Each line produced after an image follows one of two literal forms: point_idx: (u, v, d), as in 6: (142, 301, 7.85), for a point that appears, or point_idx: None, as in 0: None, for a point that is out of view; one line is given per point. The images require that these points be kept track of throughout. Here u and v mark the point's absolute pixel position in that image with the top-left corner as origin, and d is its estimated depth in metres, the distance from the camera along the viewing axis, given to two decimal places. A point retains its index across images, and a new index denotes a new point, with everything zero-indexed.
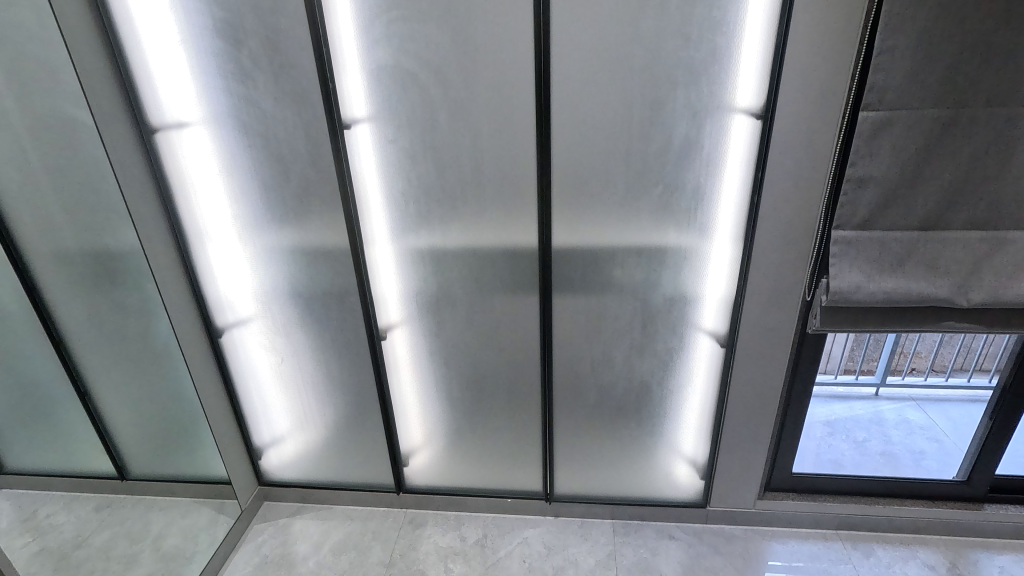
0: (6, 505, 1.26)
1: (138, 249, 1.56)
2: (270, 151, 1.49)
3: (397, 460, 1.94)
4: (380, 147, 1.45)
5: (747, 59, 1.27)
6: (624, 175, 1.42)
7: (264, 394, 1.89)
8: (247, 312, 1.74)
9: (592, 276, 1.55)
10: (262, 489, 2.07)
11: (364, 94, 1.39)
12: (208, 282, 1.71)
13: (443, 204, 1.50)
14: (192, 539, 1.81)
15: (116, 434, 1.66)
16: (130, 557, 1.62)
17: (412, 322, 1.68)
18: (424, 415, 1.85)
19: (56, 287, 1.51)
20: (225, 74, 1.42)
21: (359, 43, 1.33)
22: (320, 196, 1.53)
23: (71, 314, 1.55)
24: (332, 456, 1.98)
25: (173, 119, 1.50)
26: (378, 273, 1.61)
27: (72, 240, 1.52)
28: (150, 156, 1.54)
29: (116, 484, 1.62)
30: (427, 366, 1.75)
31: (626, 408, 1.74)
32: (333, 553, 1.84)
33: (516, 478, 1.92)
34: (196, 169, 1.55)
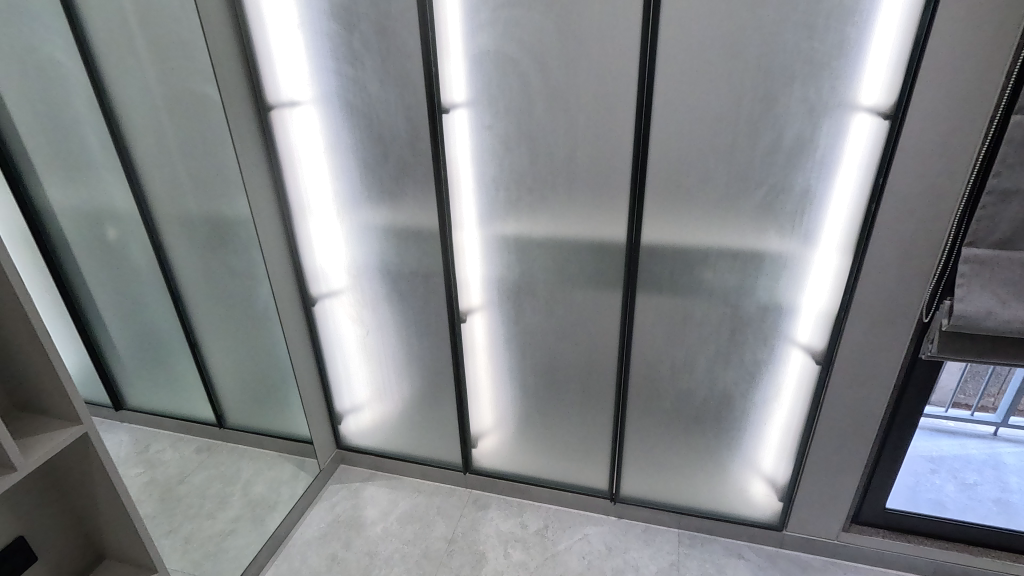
0: (125, 437, 1.44)
1: (248, 218, 1.68)
2: (372, 132, 1.55)
3: (467, 441, 1.98)
4: (475, 133, 1.46)
5: (879, 53, 1.15)
6: (725, 173, 1.34)
7: (348, 364, 1.99)
8: (339, 284, 1.83)
9: (681, 277, 1.49)
10: (339, 452, 2.19)
11: (465, 80, 1.41)
12: (307, 253, 1.82)
13: (532, 192, 1.49)
14: (275, 490, 1.96)
15: (218, 386, 1.81)
16: (222, 498, 1.76)
17: (492, 307, 1.69)
18: (496, 401, 1.87)
19: (178, 246, 1.66)
20: (336, 56, 1.48)
21: (463, 29, 1.35)
22: (415, 178, 1.57)
23: (189, 272, 1.70)
24: (405, 430, 2.05)
25: (286, 98, 1.60)
26: (463, 256, 1.64)
27: (194, 205, 1.67)
28: (265, 133, 1.66)
29: (215, 432, 1.78)
30: (502, 353, 1.76)
31: (704, 417, 1.67)
32: (399, 522, 1.92)
33: (582, 474, 1.90)
34: (304, 146, 1.65)
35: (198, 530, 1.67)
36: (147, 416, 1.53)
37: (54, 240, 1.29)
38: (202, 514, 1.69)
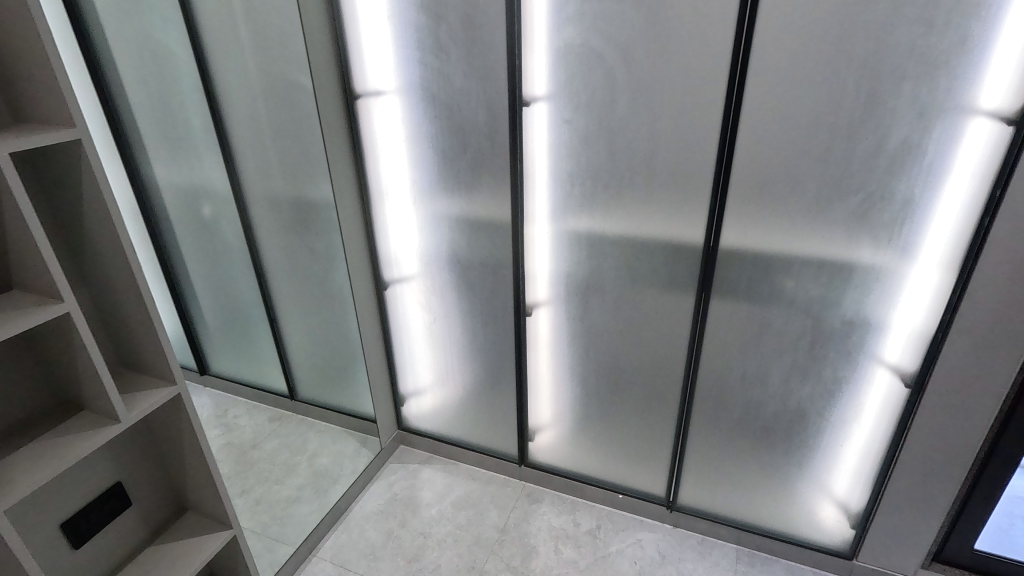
0: (206, 400, 1.63)
1: (331, 201, 1.75)
2: (452, 123, 1.58)
3: (524, 433, 1.99)
4: (554, 127, 1.45)
5: (1008, 51, 1.05)
6: (817, 178, 1.27)
7: (413, 349, 2.05)
8: (410, 270, 1.88)
9: (759, 284, 1.42)
10: (399, 433, 2.25)
11: (547, 73, 1.40)
12: (382, 239, 1.88)
13: (608, 188, 1.46)
14: (339, 462, 2.06)
15: (293, 360, 1.94)
16: (289, 466, 1.90)
17: (558, 302, 1.69)
18: (555, 396, 1.86)
19: (265, 226, 1.77)
20: (422, 48, 1.51)
21: (550, 21, 1.34)
22: (491, 169, 1.59)
23: (274, 251, 1.80)
24: (465, 417, 2.09)
25: (372, 88, 1.65)
26: (533, 250, 1.64)
27: (282, 187, 1.76)
28: (351, 120, 1.72)
29: (286, 403, 1.93)
30: (565, 349, 1.75)
31: (774, 433, 1.59)
32: (453, 506, 1.96)
33: (639, 478, 1.87)
34: (387, 135, 1.70)
35: (268, 493, 1.78)
36: (220, 380, 1.68)
37: (150, 206, 1.47)
38: (272, 479, 1.81)
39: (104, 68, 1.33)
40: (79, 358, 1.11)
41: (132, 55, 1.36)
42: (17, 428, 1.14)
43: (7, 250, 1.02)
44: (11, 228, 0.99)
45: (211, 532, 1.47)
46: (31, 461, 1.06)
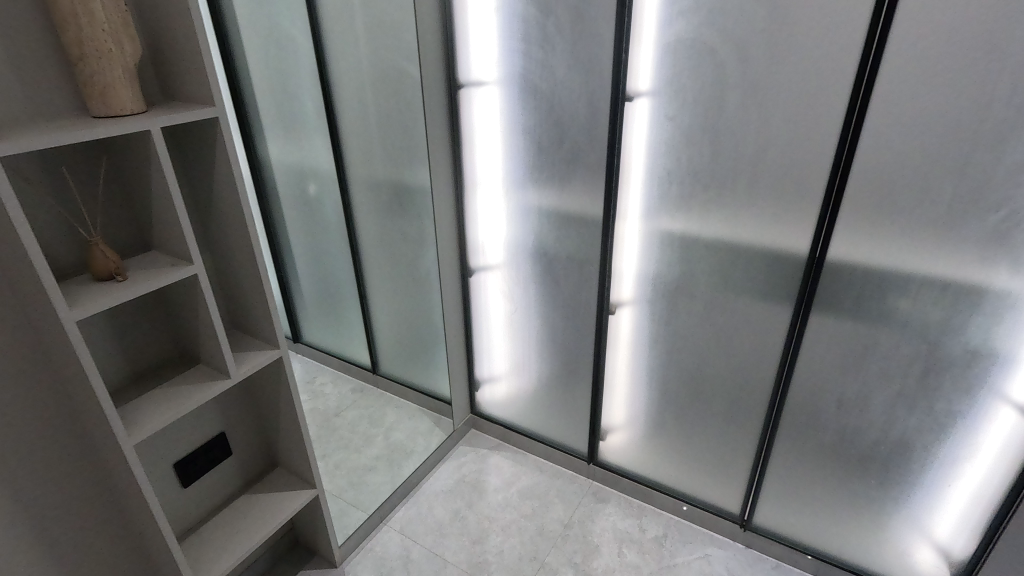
0: (299, 365, 2.03)
1: (427, 187, 1.81)
2: (551, 115, 1.58)
3: (596, 432, 1.97)
4: (655, 124, 1.42)
5: None
6: (950, 191, 1.15)
7: (492, 337, 2.08)
8: (496, 259, 1.91)
9: (868, 302, 1.32)
10: (471, 417, 2.30)
11: (653, 68, 1.36)
12: (473, 226, 1.91)
13: (709, 189, 1.41)
14: (413, 439, 2.14)
15: (377, 336, 2.11)
16: (368, 437, 2.06)
17: (642, 303, 1.66)
18: (631, 398, 1.83)
19: (363, 208, 1.91)
20: (528, 39, 1.52)
21: (662, 14, 1.30)
22: (586, 164, 1.58)
23: (370, 232, 1.94)
24: (537, 408, 2.10)
25: (476, 78, 1.68)
26: (622, 247, 1.62)
27: (383, 171, 1.84)
28: (453, 109, 1.76)
29: (367, 374, 2.16)
30: (645, 351, 1.72)
31: (870, 462, 1.48)
32: (519, 495, 1.99)
33: (713, 491, 1.81)
34: (485, 124, 1.72)
35: (348, 460, 1.97)
36: (309, 347, 2.06)
37: (264, 182, 1.85)
38: (352, 447, 2.00)
39: (240, 66, 1.69)
40: (202, 317, 1.22)
41: (263, 55, 1.67)
42: (145, 374, 1.28)
43: (150, 214, 1.14)
44: (156, 195, 1.10)
45: (297, 489, 1.58)
46: (156, 404, 1.19)
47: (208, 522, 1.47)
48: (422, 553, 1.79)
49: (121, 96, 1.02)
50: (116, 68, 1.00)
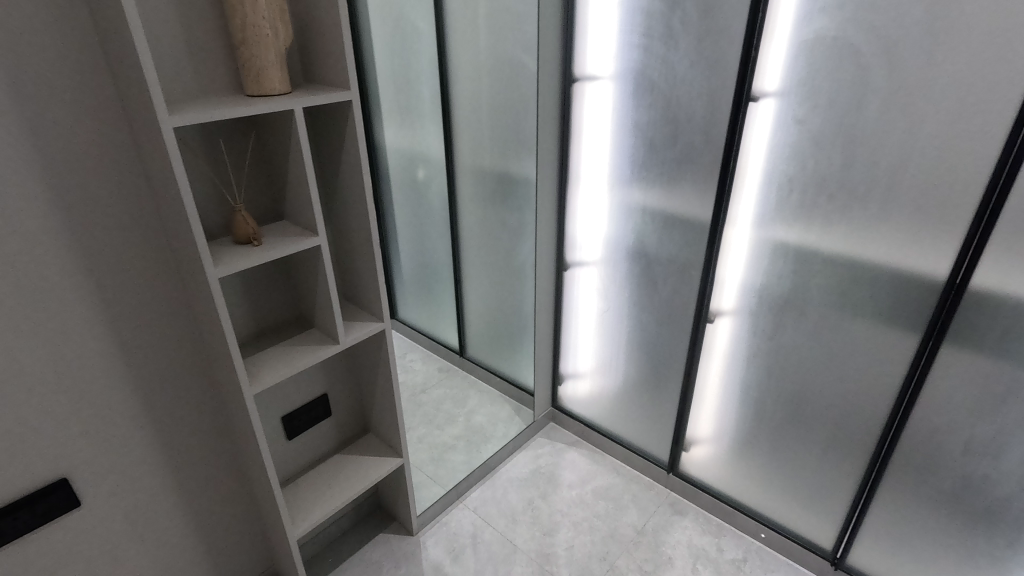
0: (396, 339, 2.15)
1: (532, 178, 1.83)
2: (667, 113, 1.53)
3: (679, 442, 1.91)
4: (780, 126, 1.33)
5: None
6: None
7: (581, 333, 2.07)
8: (593, 256, 1.90)
9: (1016, 339, 1.17)
10: (552, 411, 2.31)
11: (784, 67, 1.28)
12: (572, 220, 1.91)
13: (834, 200, 1.31)
14: (493, 424, 2.20)
15: (467, 320, 2.21)
16: (450, 417, 2.14)
17: (744, 315, 1.58)
18: (720, 412, 1.76)
19: (467, 196, 2.00)
20: (651, 34, 1.49)
21: (801, 10, 1.22)
22: (699, 165, 1.52)
23: (471, 219, 2.04)
24: (620, 410, 2.07)
25: (592, 72, 1.67)
26: (728, 254, 1.55)
27: (490, 161, 1.91)
28: (565, 102, 1.75)
29: (455, 356, 2.26)
30: (742, 365, 1.64)
31: (996, 518, 1.32)
32: (593, 494, 1.97)
33: (803, 522, 1.70)
34: (597, 119, 1.71)
35: (430, 435, 2.05)
36: (404, 325, 2.19)
37: (378, 165, 1.96)
38: (434, 423, 2.09)
39: (365, 56, 1.79)
40: (319, 286, 1.32)
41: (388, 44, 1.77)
42: (267, 332, 1.41)
43: (285, 188, 1.25)
44: (292, 170, 1.20)
45: (384, 455, 1.67)
46: (274, 359, 1.31)
47: (305, 475, 1.60)
48: (494, 536, 1.83)
49: (271, 77, 1.12)
50: (269, 51, 1.10)
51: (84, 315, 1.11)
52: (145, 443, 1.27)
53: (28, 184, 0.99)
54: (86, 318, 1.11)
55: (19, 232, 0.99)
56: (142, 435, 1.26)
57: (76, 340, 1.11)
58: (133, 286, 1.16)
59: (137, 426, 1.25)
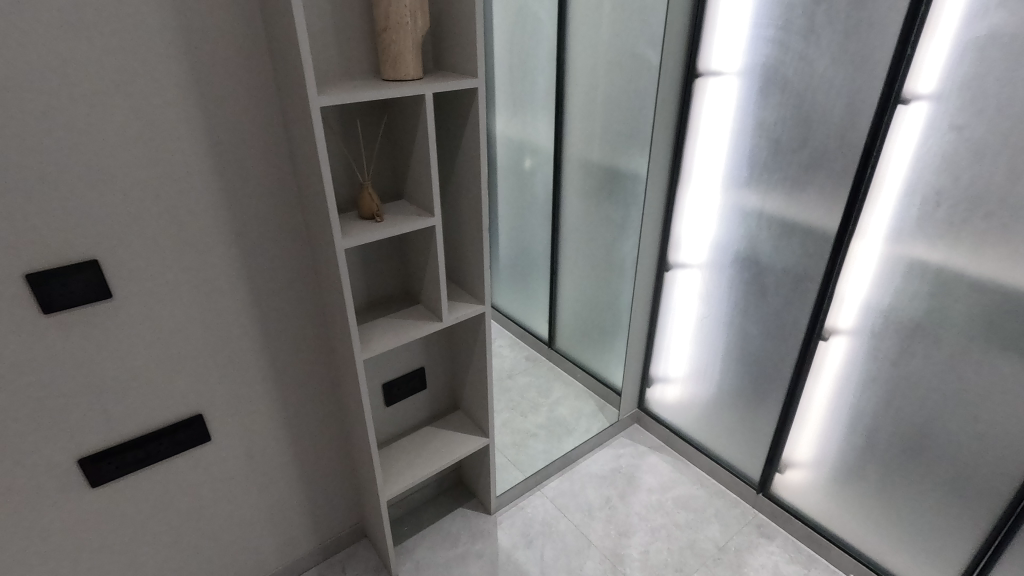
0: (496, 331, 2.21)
1: (643, 174, 1.80)
2: (799, 113, 1.44)
3: (774, 462, 1.81)
4: (932, 133, 1.21)
5: None
6: None
7: (677, 337, 2.01)
8: (698, 259, 1.83)
9: None
10: (637, 412, 2.27)
11: (945, 67, 1.16)
12: (679, 221, 1.86)
13: (991, 219, 1.17)
14: (576, 418, 2.20)
15: (559, 312, 2.26)
16: (533, 405, 2.19)
17: (864, 336, 1.45)
18: (824, 437, 1.64)
19: (572, 188, 2.03)
20: (789, 28, 1.40)
21: (975, 4, 1.09)
22: (829, 170, 1.41)
23: (574, 212, 2.06)
24: (711, 421, 2.00)
25: (718, 67, 1.59)
26: (852, 269, 1.43)
27: (599, 154, 1.91)
28: (684, 98, 1.69)
29: (544, 348, 2.32)
30: (855, 390, 1.52)
31: None
32: (674, 502, 1.92)
33: (910, 568, 1.55)
34: (717, 117, 1.63)
35: (514, 420, 2.12)
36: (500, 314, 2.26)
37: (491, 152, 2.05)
38: (518, 409, 2.16)
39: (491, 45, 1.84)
40: (429, 264, 1.39)
41: (507, 39, 1.84)
42: (377, 303, 1.50)
43: (408, 169, 1.32)
44: (416, 152, 1.27)
45: (471, 434, 1.73)
46: (384, 329, 1.40)
47: (398, 442, 1.69)
48: (568, 527, 1.84)
49: (407, 63, 1.18)
50: (408, 38, 1.16)
51: (228, 271, 1.24)
52: (266, 391, 1.41)
53: (195, 151, 1.12)
54: (229, 274, 1.25)
55: (184, 193, 1.13)
56: (264, 384, 1.40)
57: (220, 293, 1.25)
58: (270, 249, 1.28)
59: (261, 376, 1.38)
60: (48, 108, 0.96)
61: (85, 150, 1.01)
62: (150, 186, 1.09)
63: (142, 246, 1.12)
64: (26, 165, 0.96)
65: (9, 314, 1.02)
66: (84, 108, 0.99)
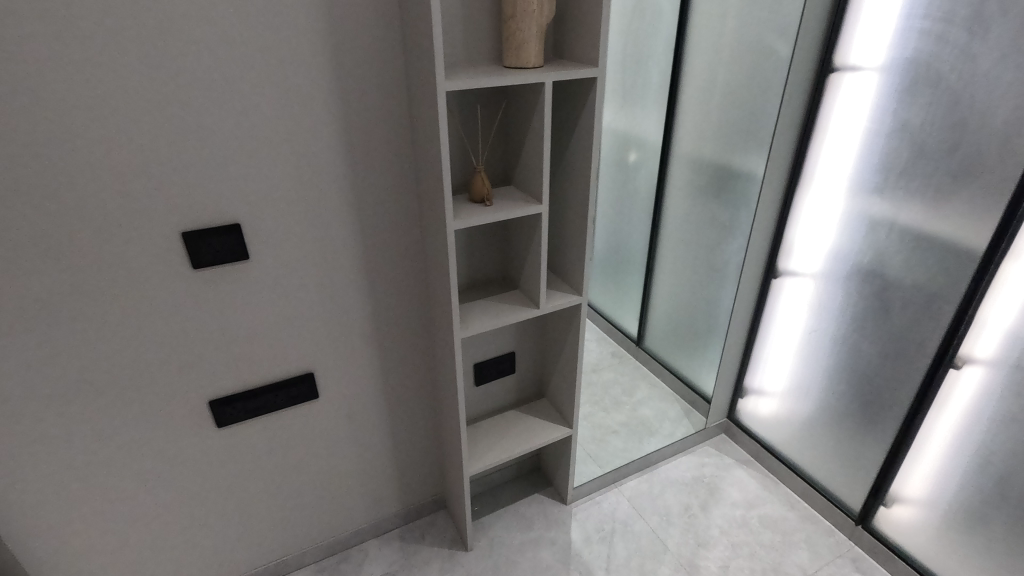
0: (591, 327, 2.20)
1: (759, 173, 1.71)
2: (951, 114, 1.29)
3: (879, 494, 1.67)
4: None
5: None
6: None
7: (778, 348, 1.90)
8: (811, 268, 1.71)
9: None
10: (726, 422, 2.18)
11: None
12: (794, 225, 1.74)
13: None
14: (659, 420, 2.15)
15: (651, 311, 2.18)
16: (618, 403, 2.16)
17: (1005, 369, 1.30)
18: (943, 476, 1.48)
19: (677, 183, 1.96)
20: (950, 20, 1.25)
21: None
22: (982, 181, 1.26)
23: (677, 208, 2.00)
24: (809, 441, 1.88)
25: (857, 61, 1.46)
26: (999, 293, 1.28)
27: (711, 150, 1.84)
28: (815, 93, 1.58)
29: (631, 346, 2.25)
30: (988, 428, 1.36)
31: None
32: (759, 521, 1.83)
33: None
34: (850, 116, 1.51)
35: (597, 417, 2.11)
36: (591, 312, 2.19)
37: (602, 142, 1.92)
38: (602, 407, 2.13)
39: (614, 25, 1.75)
40: (531, 251, 1.41)
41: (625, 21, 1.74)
42: (477, 285, 1.54)
43: (520, 156, 1.34)
44: (530, 139, 1.28)
45: (555, 422, 1.75)
46: (482, 310, 1.44)
47: (484, 421, 1.75)
48: (644, 529, 1.81)
49: (530, 50, 1.19)
50: (533, 26, 1.17)
51: (346, 243, 1.33)
52: (369, 359, 1.50)
53: (328, 129, 1.20)
54: (347, 246, 1.33)
55: (314, 168, 1.22)
56: (368, 352, 1.49)
57: (337, 263, 1.34)
58: (385, 225, 1.35)
59: (366, 343, 1.48)
60: (210, 85, 1.06)
61: (236, 124, 1.11)
62: (287, 159, 1.19)
63: (276, 215, 1.23)
64: (188, 135, 1.08)
65: (164, 266, 1.16)
66: (239, 86, 1.09)
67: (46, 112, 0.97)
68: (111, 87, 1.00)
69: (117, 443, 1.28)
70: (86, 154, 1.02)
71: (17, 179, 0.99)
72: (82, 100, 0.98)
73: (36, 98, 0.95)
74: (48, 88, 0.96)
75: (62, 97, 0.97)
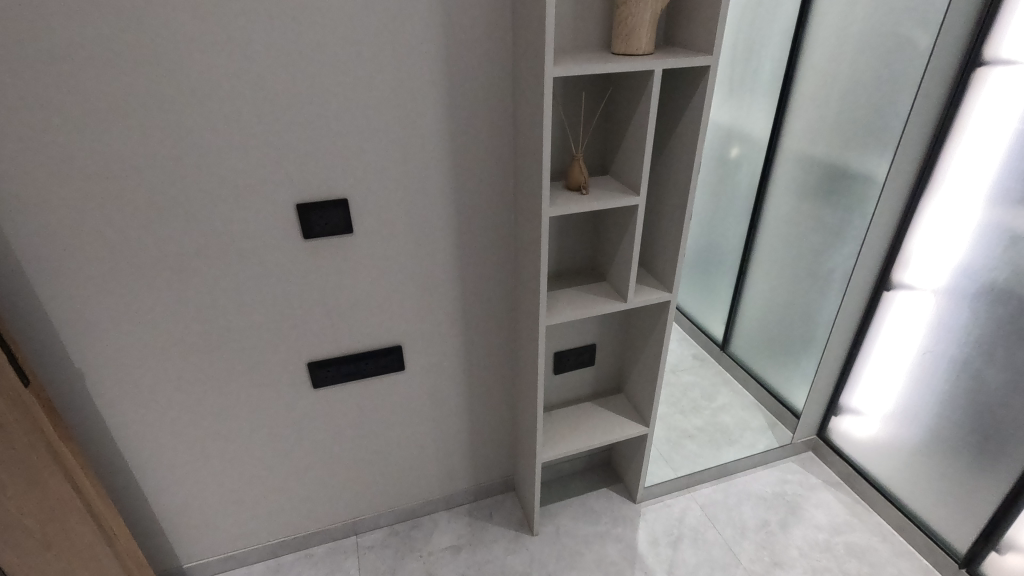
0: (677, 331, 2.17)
1: (880, 177, 1.57)
2: None
3: (991, 538, 1.51)
4: None
5: None
6: None
7: (884, 367, 1.76)
8: (932, 283, 1.56)
9: None
10: (815, 440, 2.05)
11: None
12: (915, 235, 1.59)
13: None
14: (740, 429, 2.07)
15: (741, 315, 2.11)
16: (696, 406, 2.11)
17: None
18: None
19: (782, 183, 1.87)
20: None
21: None
22: None
23: (779, 210, 1.90)
24: (911, 470, 1.73)
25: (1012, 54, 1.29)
26: None
27: (824, 149, 1.72)
28: (957, 90, 1.41)
29: (715, 350, 2.21)
30: None
31: None
32: (845, 548, 1.72)
33: None
34: (996, 116, 1.33)
35: (672, 418, 2.06)
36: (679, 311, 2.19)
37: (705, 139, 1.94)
38: (677, 409, 2.08)
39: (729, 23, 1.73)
40: (623, 243, 1.38)
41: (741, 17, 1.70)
42: (565, 274, 1.54)
43: (620, 145, 1.32)
44: (632, 128, 1.25)
45: (631, 419, 1.72)
46: (569, 300, 1.43)
47: (559, 410, 1.75)
48: (716, 539, 1.75)
49: (640, 37, 1.16)
50: (646, 11, 1.14)
51: (443, 223, 1.37)
52: (454, 337, 1.55)
53: (434, 112, 1.24)
54: (443, 227, 1.37)
55: (418, 148, 1.26)
56: (454, 330, 1.53)
57: (432, 242, 1.38)
58: (480, 208, 1.38)
59: (452, 323, 1.52)
60: (330, 66, 1.13)
61: (350, 103, 1.17)
62: (394, 138, 1.24)
63: (380, 193, 1.28)
64: (307, 112, 1.15)
65: (278, 234, 1.25)
66: (355, 68, 1.14)
67: (192, 88, 1.07)
68: (245, 66, 1.08)
69: (225, 391, 1.41)
70: (220, 126, 1.12)
71: (164, 146, 1.10)
72: (221, 77, 1.07)
73: (184, 74, 1.05)
74: (193, 64, 1.05)
75: (205, 73, 1.06)
